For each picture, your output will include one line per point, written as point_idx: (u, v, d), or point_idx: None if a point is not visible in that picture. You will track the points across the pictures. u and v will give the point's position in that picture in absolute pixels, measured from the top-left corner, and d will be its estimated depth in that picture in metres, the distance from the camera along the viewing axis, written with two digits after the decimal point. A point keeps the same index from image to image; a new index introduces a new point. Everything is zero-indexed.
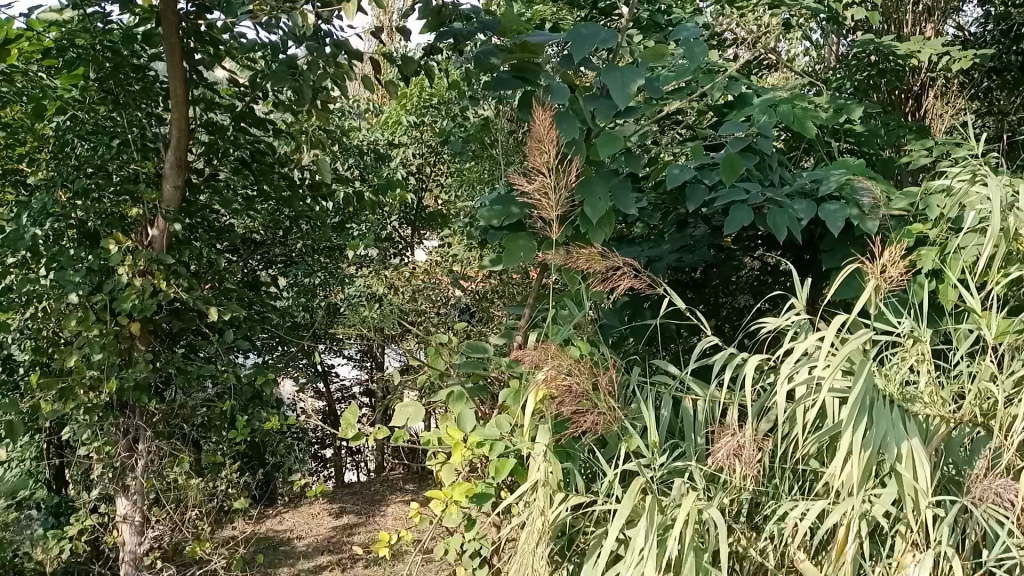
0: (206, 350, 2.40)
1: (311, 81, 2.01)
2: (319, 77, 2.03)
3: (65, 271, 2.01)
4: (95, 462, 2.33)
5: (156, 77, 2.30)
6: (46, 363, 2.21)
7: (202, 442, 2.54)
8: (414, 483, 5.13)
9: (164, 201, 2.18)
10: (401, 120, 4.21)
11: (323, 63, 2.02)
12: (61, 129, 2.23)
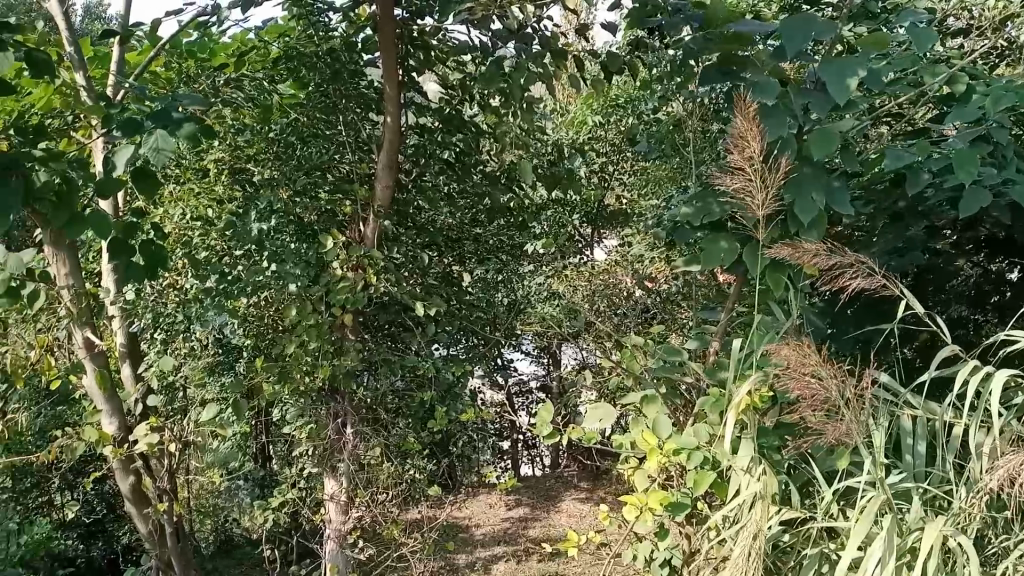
0: (408, 342, 2.52)
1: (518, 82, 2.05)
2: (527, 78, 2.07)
3: (287, 264, 2.17)
4: (303, 442, 2.50)
5: (370, 82, 2.43)
6: (267, 347, 2.41)
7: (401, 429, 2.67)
8: (589, 482, 5.14)
9: (375, 199, 2.27)
10: (587, 120, 4.28)
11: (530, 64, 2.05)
12: (285, 132, 2.41)
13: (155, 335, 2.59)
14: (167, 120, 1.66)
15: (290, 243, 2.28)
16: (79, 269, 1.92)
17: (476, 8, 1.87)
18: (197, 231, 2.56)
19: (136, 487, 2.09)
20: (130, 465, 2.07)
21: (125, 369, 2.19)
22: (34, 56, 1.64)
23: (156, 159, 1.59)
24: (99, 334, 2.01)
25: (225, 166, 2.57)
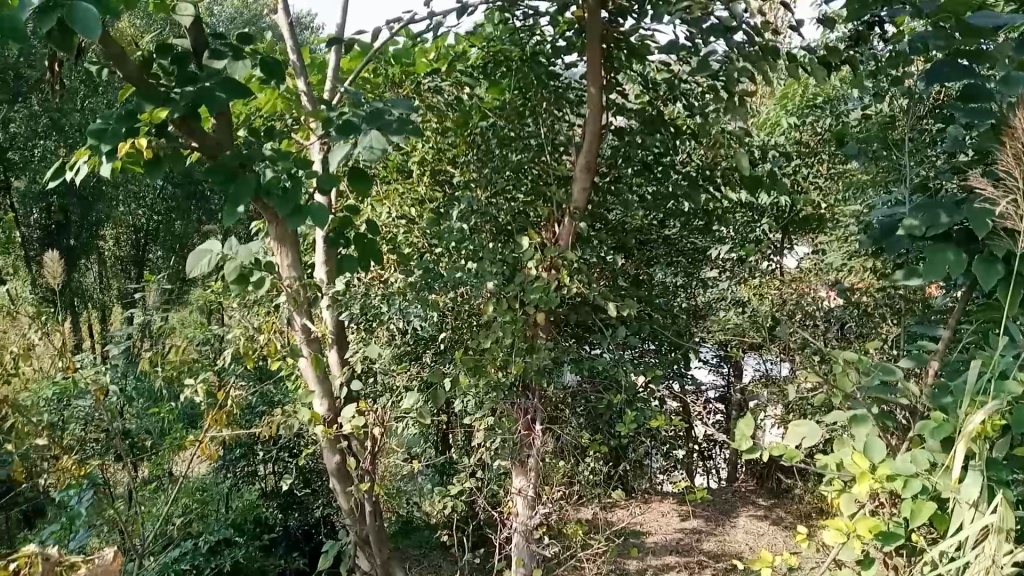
0: (601, 344, 2.51)
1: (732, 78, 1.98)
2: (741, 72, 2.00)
3: (485, 262, 2.24)
4: (495, 437, 2.57)
5: (570, 84, 2.45)
6: (464, 342, 2.49)
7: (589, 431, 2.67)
8: (768, 499, 4.94)
9: (571, 202, 2.28)
10: (781, 121, 4.13)
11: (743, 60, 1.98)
12: (486, 134, 2.48)
13: (359, 324, 2.75)
14: (379, 123, 1.76)
15: (488, 242, 2.35)
16: (300, 262, 2.08)
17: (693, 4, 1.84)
18: (400, 230, 2.74)
19: (341, 465, 2.22)
20: (336, 445, 2.21)
21: (332, 356, 2.34)
22: (269, 62, 1.79)
23: (368, 156, 1.68)
24: (316, 321, 2.16)
25: (427, 167, 2.71)
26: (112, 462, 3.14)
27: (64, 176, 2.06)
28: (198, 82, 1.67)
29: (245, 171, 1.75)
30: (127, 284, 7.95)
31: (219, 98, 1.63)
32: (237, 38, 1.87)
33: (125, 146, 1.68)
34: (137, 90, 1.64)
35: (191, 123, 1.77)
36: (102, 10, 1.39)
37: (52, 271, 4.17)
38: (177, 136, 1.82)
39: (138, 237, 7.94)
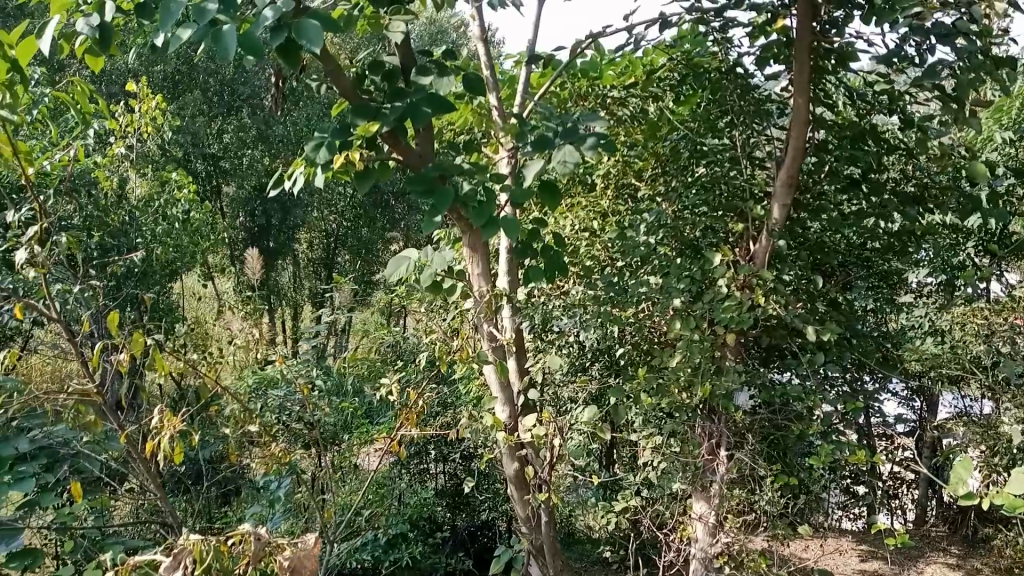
0: (796, 370, 2.41)
1: (961, 88, 1.83)
2: (972, 81, 1.84)
3: (674, 278, 2.21)
4: (679, 460, 2.57)
5: (769, 96, 2.37)
6: (648, 360, 2.48)
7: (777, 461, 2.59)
8: (962, 547, 4.53)
9: (770, 219, 2.19)
10: (992, 136, 3.80)
11: (976, 68, 1.82)
12: (677, 147, 2.45)
13: (540, 334, 2.80)
14: (575, 136, 1.79)
15: (678, 258, 2.32)
16: (489, 272, 2.14)
17: (918, 12, 1.72)
18: (582, 243, 2.71)
19: (520, 473, 2.25)
20: (517, 452, 2.24)
21: (512, 363, 2.30)
22: (471, 77, 1.86)
23: (563, 170, 1.71)
24: (502, 330, 2.22)
25: (612, 182, 2.73)
26: (304, 451, 3.36)
27: (283, 186, 2.23)
28: (405, 96, 1.76)
29: (444, 182, 1.82)
30: (317, 285, 8.49)
31: (424, 112, 1.71)
32: (441, 54, 1.96)
33: (339, 157, 1.80)
34: (352, 105, 1.76)
35: (397, 136, 1.86)
36: (325, 30, 1.50)
37: (253, 269, 4.53)
38: (384, 148, 1.93)
39: (328, 242, 8.45)
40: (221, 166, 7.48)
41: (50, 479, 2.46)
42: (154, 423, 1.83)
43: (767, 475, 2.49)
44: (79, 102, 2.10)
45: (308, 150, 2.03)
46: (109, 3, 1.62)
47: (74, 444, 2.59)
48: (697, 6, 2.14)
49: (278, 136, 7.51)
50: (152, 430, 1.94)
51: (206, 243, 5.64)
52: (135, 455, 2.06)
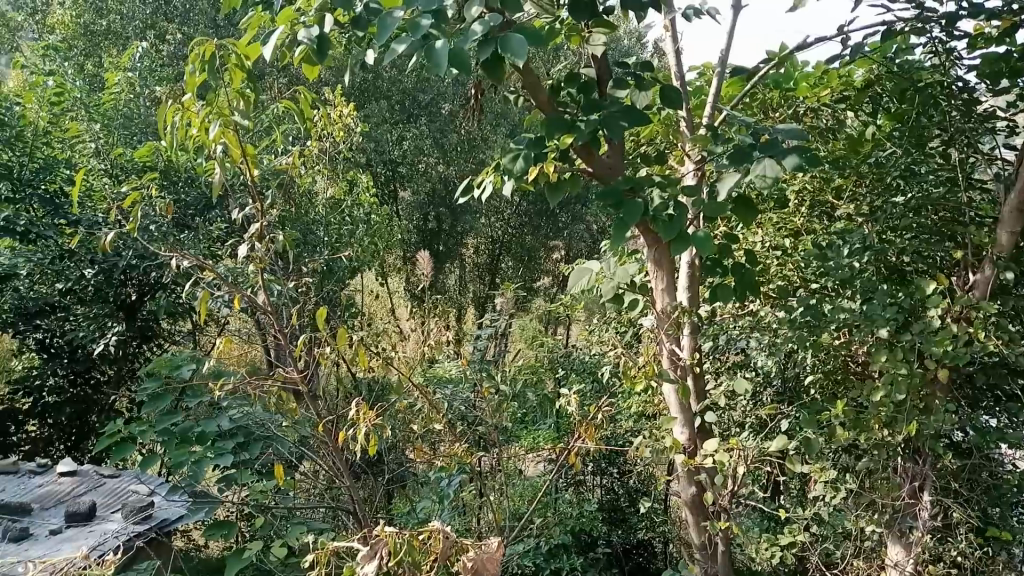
0: (1015, 414, 2.22)
1: None
2: None
3: (877, 306, 2.09)
4: (874, 500, 2.47)
5: (994, 113, 2.20)
6: (847, 395, 2.41)
7: (985, 511, 2.40)
8: None
9: (993, 245, 2.03)
10: None
11: None
12: (884, 165, 2.33)
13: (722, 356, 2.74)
14: (777, 150, 1.71)
15: (882, 284, 2.19)
16: (674, 288, 2.07)
17: None
18: (773, 263, 2.61)
19: (696, 497, 2.19)
20: (694, 476, 2.18)
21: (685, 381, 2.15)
22: (668, 89, 1.83)
23: (762, 183, 1.64)
24: (684, 349, 2.16)
25: (806, 199, 2.65)
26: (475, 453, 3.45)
27: (472, 194, 2.29)
28: (599, 108, 1.73)
29: (635, 197, 1.79)
30: (483, 290, 8.67)
31: (620, 126, 1.69)
32: (639, 66, 1.93)
33: (534, 168, 1.82)
34: (548, 118, 1.76)
35: (590, 148, 1.85)
36: (530, 43, 1.50)
37: (424, 269, 4.71)
38: (575, 161, 1.92)
39: (495, 247, 8.54)
40: (398, 172, 7.82)
41: (246, 457, 2.66)
42: (352, 414, 1.95)
43: (973, 524, 2.32)
44: (296, 109, 2.25)
45: (499, 161, 2.06)
46: (330, 16, 1.70)
47: (269, 426, 2.79)
48: (915, 16, 2.02)
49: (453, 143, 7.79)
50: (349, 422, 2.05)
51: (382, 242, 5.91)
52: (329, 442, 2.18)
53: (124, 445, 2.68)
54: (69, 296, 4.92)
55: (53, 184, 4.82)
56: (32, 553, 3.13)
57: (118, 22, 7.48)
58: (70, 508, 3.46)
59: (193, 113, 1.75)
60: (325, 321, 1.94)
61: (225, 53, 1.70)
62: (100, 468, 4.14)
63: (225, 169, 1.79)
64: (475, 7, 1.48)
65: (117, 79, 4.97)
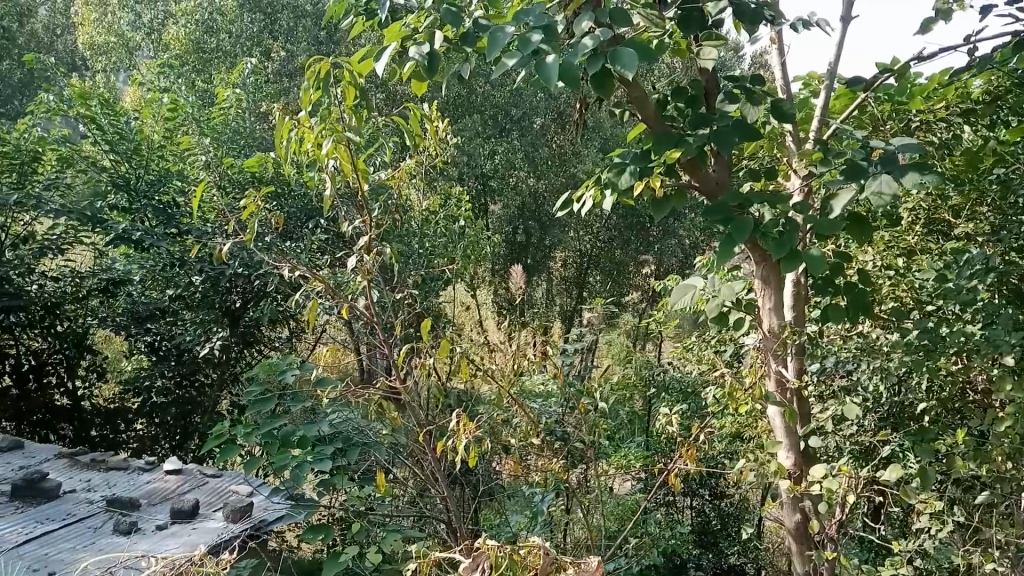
0: None
1: None
2: None
3: (1001, 330, 1.98)
4: (997, 537, 2.34)
5: None
6: (969, 425, 2.31)
7: None
8: None
9: None
10: None
11: None
12: (1007, 182, 2.23)
13: (830, 378, 2.66)
14: (896, 167, 1.64)
15: (1007, 308, 2.08)
16: (783, 307, 2.02)
17: None
18: (886, 283, 2.55)
19: (801, 526, 2.11)
20: (799, 503, 2.10)
21: (782, 404, 2.07)
22: (779, 103, 1.79)
23: (879, 202, 1.57)
24: (791, 371, 2.08)
25: (921, 217, 2.56)
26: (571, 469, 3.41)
27: (569, 208, 2.26)
28: (709, 123, 1.71)
29: (743, 213, 1.75)
30: (572, 305, 8.64)
31: (730, 140, 1.66)
32: (748, 80, 1.90)
33: (640, 183, 1.81)
34: (655, 132, 1.74)
35: (697, 163, 1.83)
36: (641, 58, 1.50)
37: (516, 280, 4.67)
38: (681, 176, 1.89)
39: (583, 261, 8.51)
40: (489, 185, 7.90)
41: (345, 462, 2.73)
42: (453, 425, 2.01)
43: None
44: (404, 125, 2.32)
45: (601, 175, 2.04)
46: (440, 33, 1.74)
47: (367, 433, 2.85)
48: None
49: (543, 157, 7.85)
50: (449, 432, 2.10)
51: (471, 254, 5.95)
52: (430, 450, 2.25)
53: (229, 446, 2.77)
54: (178, 301, 5.18)
55: (166, 194, 5.10)
56: (141, 547, 3.29)
57: (228, 41, 7.88)
58: (176, 505, 3.61)
59: (307, 129, 1.81)
60: (428, 333, 2.18)
61: (340, 71, 1.76)
62: (202, 468, 4.30)
63: (336, 182, 1.85)
64: (586, 22, 1.49)
65: (227, 95, 5.23)
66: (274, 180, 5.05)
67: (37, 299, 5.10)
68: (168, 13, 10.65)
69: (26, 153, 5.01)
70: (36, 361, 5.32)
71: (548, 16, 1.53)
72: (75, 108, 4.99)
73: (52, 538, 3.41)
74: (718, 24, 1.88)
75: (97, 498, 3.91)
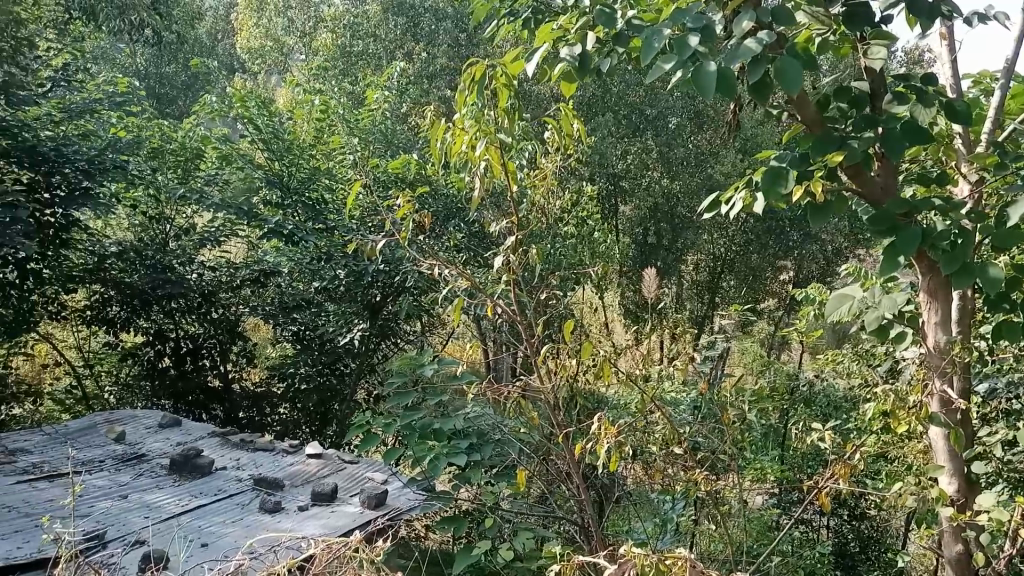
0: None
1: None
2: None
3: None
4: None
5: None
6: None
7: None
8: None
9: None
10: None
11: None
12: None
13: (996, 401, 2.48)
14: None
15: None
16: (951, 323, 1.89)
17: None
18: None
19: (962, 558, 1.97)
20: (961, 533, 1.96)
21: (943, 426, 1.94)
22: (954, 104, 1.67)
23: None
24: (956, 392, 1.94)
25: None
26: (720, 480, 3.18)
27: (717, 211, 2.20)
28: (875, 125, 1.62)
29: (910, 221, 1.65)
30: (704, 311, 8.45)
31: (900, 144, 1.57)
32: (918, 79, 1.79)
33: (798, 188, 1.73)
34: (815, 135, 1.66)
35: (860, 167, 1.74)
36: (804, 62, 1.43)
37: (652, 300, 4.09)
38: (842, 180, 1.80)
39: (717, 265, 8.32)
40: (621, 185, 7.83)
41: (480, 457, 2.78)
42: (595, 428, 2.06)
43: None
44: (557, 124, 2.33)
45: (753, 177, 1.97)
46: (593, 34, 1.73)
47: (502, 431, 2.90)
48: None
49: (680, 159, 7.70)
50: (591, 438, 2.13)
51: (602, 253, 5.92)
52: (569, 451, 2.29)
53: (370, 435, 2.88)
54: (322, 293, 5.47)
55: (314, 192, 5.35)
56: (284, 526, 3.47)
57: (373, 44, 8.20)
58: (317, 488, 3.79)
59: (461, 130, 1.86)
60: (572, 336, 2.22)
61: (494, 74, 1.80)
62: (341, 453, 4.48)
63: (485, 182, 1.89)
64: (746, 22, 1.43)
65: (373, 96, 5.44)
66: (415, 178, 5.21)
67: (196, 286, 5.45)
68: (319, 18, 11.19)
69: (190, 151, 5.40)
70: (194, 344, 5.69)
71: (706, 17, 1.48)
72: (235, 109, 5.33)
73: (206, 511, 3.65)
74: (888, 19, 1.78)
75: (246, 476, 4.15)
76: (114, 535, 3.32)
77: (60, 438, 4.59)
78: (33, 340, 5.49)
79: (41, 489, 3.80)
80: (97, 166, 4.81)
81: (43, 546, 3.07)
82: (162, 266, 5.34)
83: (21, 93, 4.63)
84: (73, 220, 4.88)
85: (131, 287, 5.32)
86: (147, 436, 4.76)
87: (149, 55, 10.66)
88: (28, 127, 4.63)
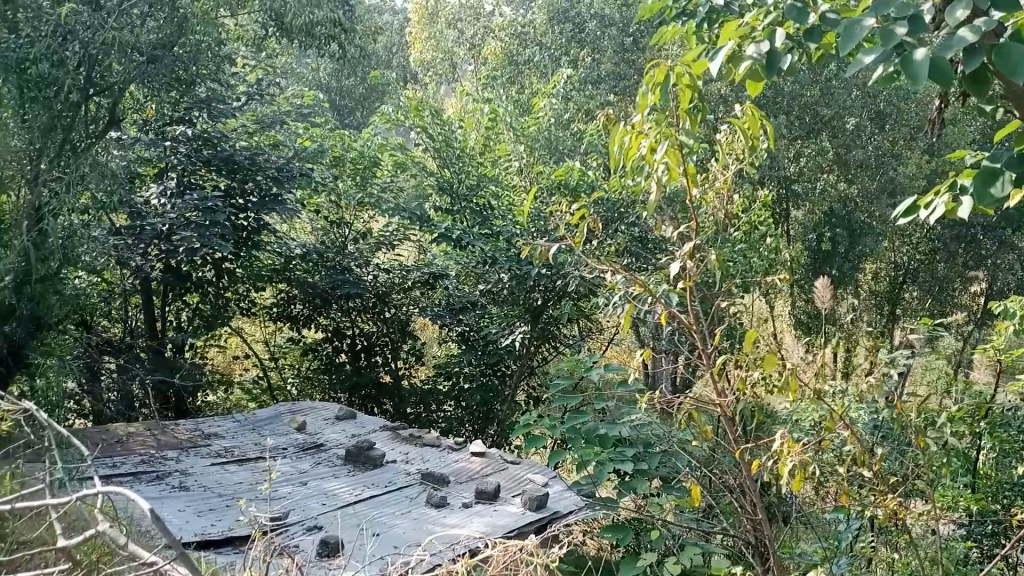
0: None
1: None
2: None
3: None
4: None
5: None
6: None
7: None
8: None
9: None
10: None
11: None
12: None
13: None
14: None
15: None
16: None
17: None
18: None
19: None
20: None
21: None
22: None
23: None
24: None
25: None
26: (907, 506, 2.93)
27: (914, 216, 2.03)
28: None
29: None
30: (884, 323, 7.93)
31: None
32: None
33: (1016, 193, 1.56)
34: None
35: None
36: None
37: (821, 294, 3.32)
38: None
39: (899, 274, 7.78)
40: (793, 190, 7.49)
41: (646, 467, 2.75)
42: (777, 446, 2.00)
43: None
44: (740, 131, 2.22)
45: (960, 181, 1.80)
46: (782, 31, 1.66)
47: (669, 442, 2.84)
48: None
49: (858, 161, 7.26)
50: (770, 455, 2.08)
51: (771, 260, 5.69)
52: (744, 470, 2.23)
53: (535, 437, 2.90)
54: (487, 296, 5.71)
55: (482, 198, 5.47)
56: (450, 521, 3.56)
57: (539, 52, 8.29)
58: (481, 486, 3.86)
59: (640, 133, 1.86)
60: (753, 343, 2.14)
61: (678, 75, 1.80)
62: (504, 453, 4.53)
63: (663, 187, 1.87)
64: (959, 10, 1.31)
65: (541, 102, 5.47)
66: (580, 185, 5.20)
67: (371, 287, 5.78)
68: (486, 28, 11.46)
69: (368, 159, 5.65)
70: (367, 341, 5.99)
71: (914, 5, 1.38)
72: (409, 118, 5.53)
73: (378, 502, 3.82)
74: None
75: (414, 470, 4.30)
76: (295, 518, 3.54)
77: (248, 425, 4.96)
78: (226, 332, 5.90)
79: (233, 472, 4.11)
80: (284, 174, 5.21)
81: (234, 524, 3.32)
82: (341, 267, 5.71)
83: (221, 107, 5.08)
84: (264, 224, 5.28)
85: (314, 287, 5.68)
86: (325, 428, 5.04)
87: (332, 69, 11.31)
88: (226, 138, 5.11)
